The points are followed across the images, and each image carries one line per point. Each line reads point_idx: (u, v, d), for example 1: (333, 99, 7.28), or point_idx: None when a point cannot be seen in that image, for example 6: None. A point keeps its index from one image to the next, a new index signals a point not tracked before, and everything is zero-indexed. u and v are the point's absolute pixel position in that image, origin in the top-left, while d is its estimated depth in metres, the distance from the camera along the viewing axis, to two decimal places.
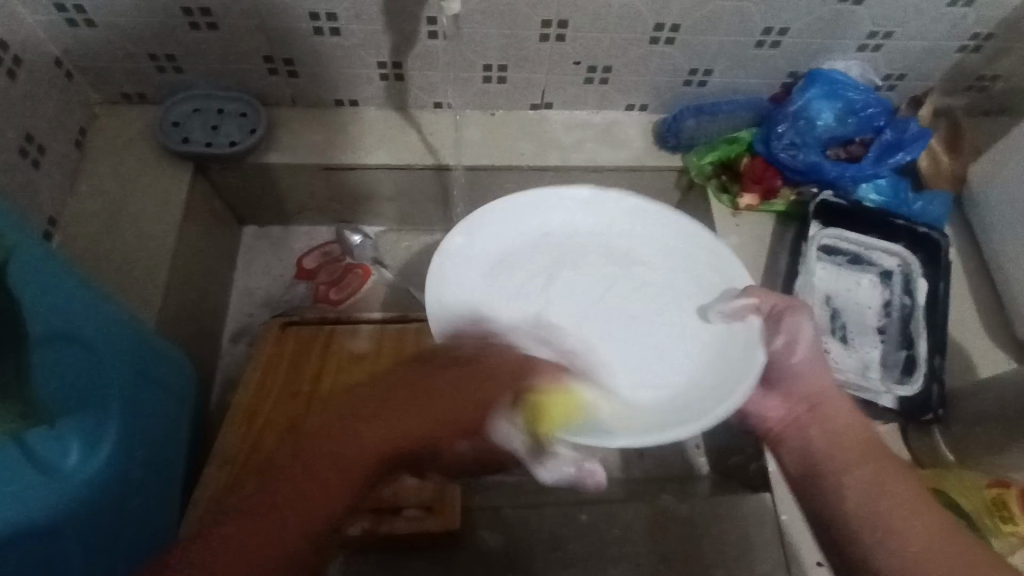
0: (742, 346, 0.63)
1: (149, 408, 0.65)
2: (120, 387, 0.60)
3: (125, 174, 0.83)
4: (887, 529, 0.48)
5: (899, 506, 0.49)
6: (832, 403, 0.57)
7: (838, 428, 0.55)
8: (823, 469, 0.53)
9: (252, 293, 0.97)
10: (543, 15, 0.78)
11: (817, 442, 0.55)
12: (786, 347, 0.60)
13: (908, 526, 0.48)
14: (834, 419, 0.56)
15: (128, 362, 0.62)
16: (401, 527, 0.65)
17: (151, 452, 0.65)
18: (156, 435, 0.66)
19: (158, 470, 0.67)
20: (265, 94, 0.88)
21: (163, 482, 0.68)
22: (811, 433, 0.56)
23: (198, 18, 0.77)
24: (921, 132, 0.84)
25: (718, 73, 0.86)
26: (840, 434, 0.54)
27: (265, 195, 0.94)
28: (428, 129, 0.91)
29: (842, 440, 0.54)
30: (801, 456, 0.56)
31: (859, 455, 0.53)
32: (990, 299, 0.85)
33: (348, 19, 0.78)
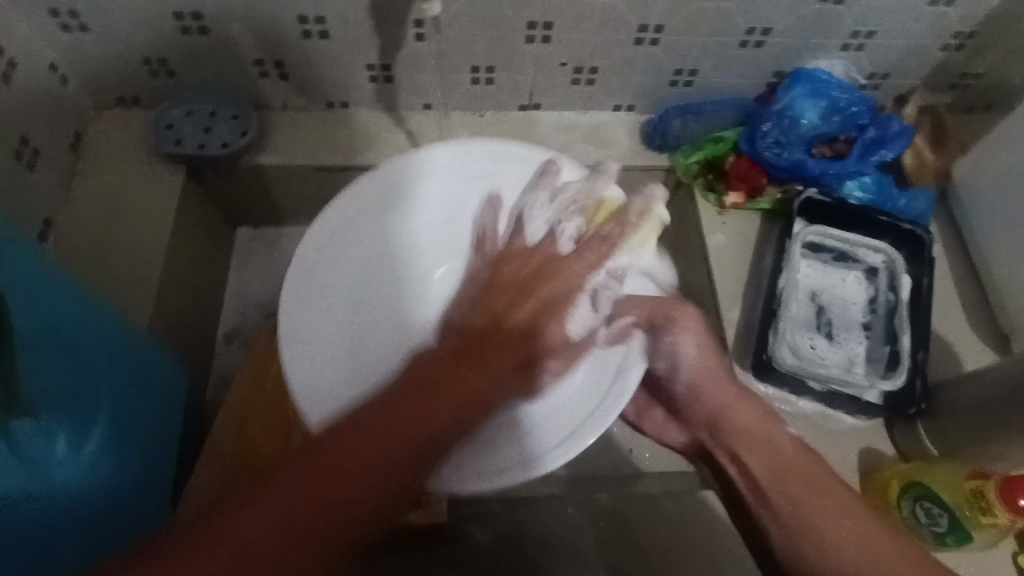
0: (613, 370, 0.63)
1: (139, 406, 0.66)
2: (108, 385, 0.61)
3: (119, 177, 0.85)
4: (794, 520, 0.54)
5: (818, 502, 0.53)
6: (728, 391, 0.62)
7: (739, 419, 0.61)
8: (750, 463, 0.58)
9: (246, 294, 0.98)
10: (529, 17, 0.79)
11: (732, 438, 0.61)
12: (676, 352, 0.63)
13: (813, 513, 0.53)
14: (735, 420, 0.61)
15: (117, 361, 0.63)
16: (403, 523, 0.67)
17: (141, 449, 0.66)
18: (146, 433, 0.67)
19: (149, 467, 0.68)
20: (257, 97, 0.90)
21: (154, 479, 0.69)
22: (729, 430, 0.61)
23: (189, 23, 0.79)
24: (902, 131, 0.86)
25: (703, 73, 0.87)
26: (761, 429, 0.59)
27: (258, 197, 0.95)
28: (418, 130, 0.92)
29: (769, 447, 0.58)
30: (729, 460, 0.61)
31: (764, 449, 0.58)
32: (975, 293, 0.86)
33: (336, 23, 0.79)
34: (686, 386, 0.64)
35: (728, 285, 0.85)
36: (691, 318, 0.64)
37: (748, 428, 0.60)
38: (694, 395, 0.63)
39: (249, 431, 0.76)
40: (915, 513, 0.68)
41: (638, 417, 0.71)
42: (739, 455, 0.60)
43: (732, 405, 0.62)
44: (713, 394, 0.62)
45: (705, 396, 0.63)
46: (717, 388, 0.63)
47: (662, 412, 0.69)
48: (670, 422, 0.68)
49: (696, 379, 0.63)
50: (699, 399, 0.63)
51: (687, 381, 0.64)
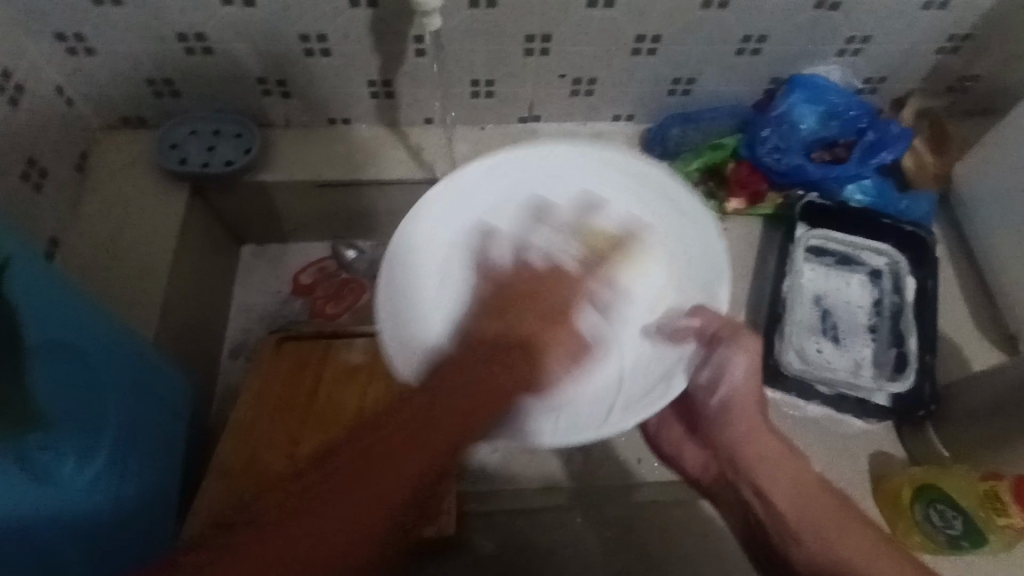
0: (658, 376, 0.63)
1: (145, 423, 0.66)
2: (115, 400, 0.61)
3: (124, 195, 0.86)
4: (802, 535, 0.57)
5: (840, 534, 0.56)
6: (759, 423, 0.64)
7: (765, 451, 0.62)
8: (757, 483, 0.62)
9: (251, 310, 0.99)
10: (527, 30, 0.80)
11: (747, 459, 0.63)
12: (727, 367, 0.64)
13: (818, 527, 0.57)
14: (757, 452, 0.63)
15: (122, 376, 0.63)
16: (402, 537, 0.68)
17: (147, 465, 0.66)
18: (152, 451, 0.67)
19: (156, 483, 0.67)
20: (260, 115, 0.91)
21: (160, 497, 0.68)
22: (743, 457, 0.63)
23: (193, 43, 0.80)
24: (901, 133, 0.86)
25: (701, 81, 0.88)
26: (773, 454, 0.62)
27: (263, 214, 0.96)
28: (420, 144, 0.93)
29: (797, 486, 0.60)
30: (753, 494, 0.62)
31: (784, 476, 0.61)
32: (981, 294, 0.85)
33: (337, 40, 0.80)
34: (723, 406, 0.65)
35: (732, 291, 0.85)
36: (750, 342, 0.64)
37: (771, 457, 0.62)
38: (726, 419, 0.65)
39: (255, 441, 0.76)
40: (928, 516, 0.68)
41: (657, 430, 0.75)
42: (756, 482, 0.62)
43: (757, 431, 0.64)
44: (743, 417, 0.64)
45: (739, 424, 0.64)
46: (748, 414, 0.64)
47: (683, 428, 0.72)
48: (690, 443, 0.72)
49: (734, 397, 0.65)
50: (727, 428, 0.65)
51: (726, 398, 0.65)
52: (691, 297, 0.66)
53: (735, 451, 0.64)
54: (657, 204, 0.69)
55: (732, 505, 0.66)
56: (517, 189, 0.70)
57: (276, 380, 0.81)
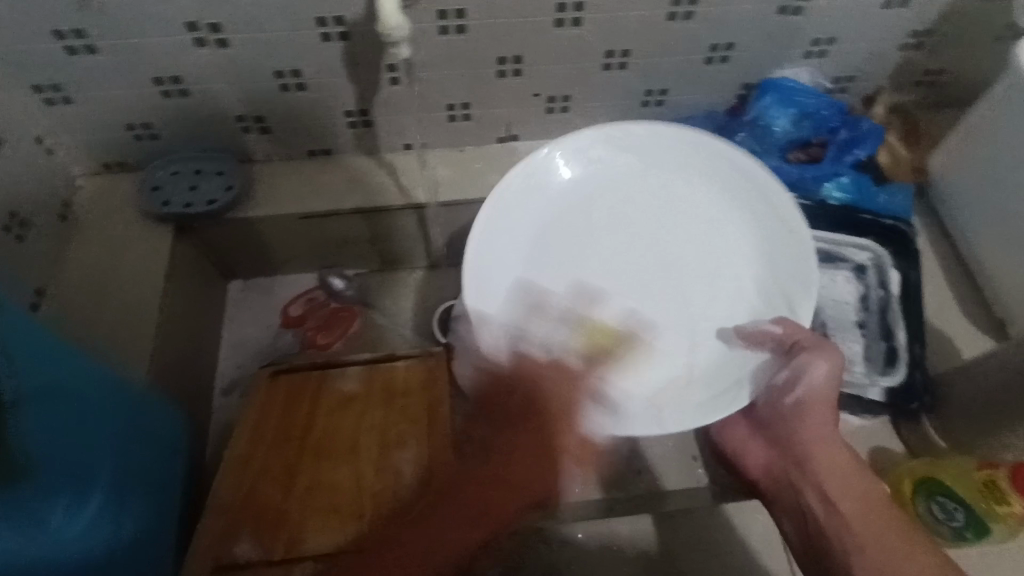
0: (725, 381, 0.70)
1: (138, 466, 0.66)
2: (106, 447, 0.61)
3: (108, 240, 0.86)
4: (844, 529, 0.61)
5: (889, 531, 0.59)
6: (822, 423, 0.67)
7: (826, 454, 0.66)
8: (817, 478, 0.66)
9: (242, 346, 0.98)
10: (499, 53, 0.81)
11: (808, 458, 0.67)
12: (802, 373, 0.67)
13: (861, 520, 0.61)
14: (822, 457, 0.66)
15: (111, 422, 0.62)
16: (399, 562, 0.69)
17: (142, 508, 0.65)
18: (146, 494, 0.66)
19: (152, 527, 0.67)
20: (241, 151, 0.91)
21: (156, 541, 0.67)
22: (805, 456, 0.67)
23: (169, 86, 0.81)
24: (874, 130, 0.87)
25: (674, 91, 0.89)
26: (830, 453, 0.66)
27: (249, 249, 0.96)
28: (401, 170, 0.93)
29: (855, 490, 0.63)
30: (817, 498, 0.65)
31: (841, 478, 0.64)
32: (965, 282, 0.86)
33: (312, 74, 0.81)
34: (796, 407, 0.68)
35: None
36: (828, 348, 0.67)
37: (830, 462, 0.66)
38: (798, 421, 0.68)
39: (251, 471, 0.73)
40: (930, 509, 0.67)
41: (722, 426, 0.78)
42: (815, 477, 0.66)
43: (819, 433, 0.67)
44: (808, 423, 0.67)
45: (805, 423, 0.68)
46: (821, 417, 0.68)
47: (746, 428, 0.76)
48: (753, 444, 0.74)
49: (809, 402, 0.67)
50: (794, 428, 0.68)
51: (800, 398, 0.68)
52: (772, 313, 0.73)
53: (801, 452, 0.68)
54: (767, 222, 0.75)
55: (791, 513, 0.67)
56: (607, 187, 0.77)
57: (269, 415, 0.81)
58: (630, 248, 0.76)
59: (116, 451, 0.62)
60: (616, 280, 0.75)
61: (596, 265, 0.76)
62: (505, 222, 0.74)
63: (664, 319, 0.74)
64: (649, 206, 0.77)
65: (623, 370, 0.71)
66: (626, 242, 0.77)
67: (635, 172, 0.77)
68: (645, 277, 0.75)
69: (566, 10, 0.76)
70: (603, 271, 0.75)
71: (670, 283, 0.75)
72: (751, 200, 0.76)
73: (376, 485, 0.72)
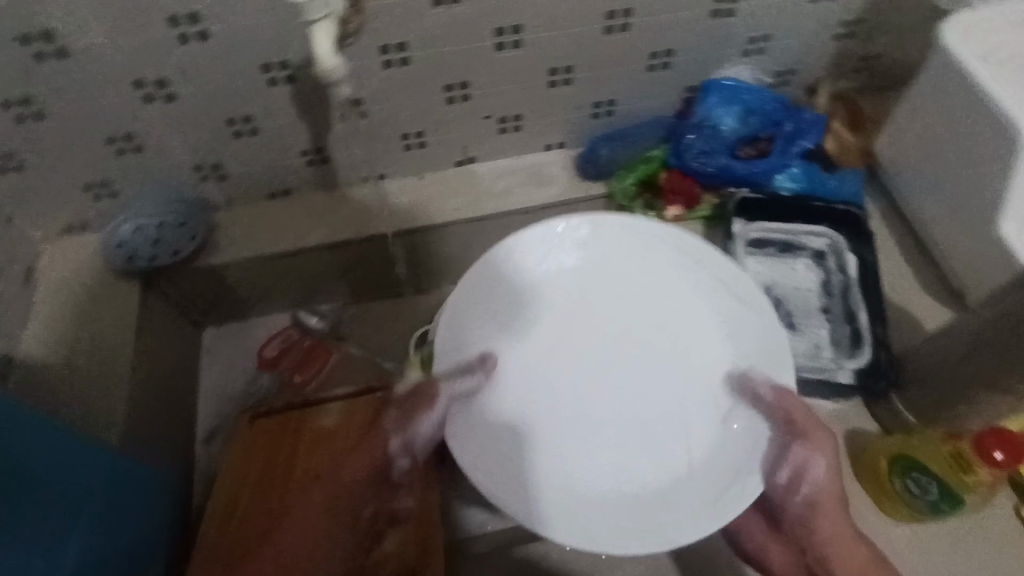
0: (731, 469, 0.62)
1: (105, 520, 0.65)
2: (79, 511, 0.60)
3: (75, 301, 0.85)
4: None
5: None
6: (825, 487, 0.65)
7: (851, 557, 0.64)
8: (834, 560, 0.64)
9: (221, 393, 0.98)
10: (445, 80, 0.83)
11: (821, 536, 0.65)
12: (805, 466, 0.64)
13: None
14: (849, 562, 0.64)
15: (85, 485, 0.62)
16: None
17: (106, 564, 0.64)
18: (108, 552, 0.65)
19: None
20: (201, 200, 0.92)
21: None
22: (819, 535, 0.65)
23: (122, 143, 0.81)
24: (815, 119, 0.90)
25: (621, 101, 0.91)
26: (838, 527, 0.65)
27: (219, 296, 0.97)
28: (363, 203, 0.94)
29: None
30: None
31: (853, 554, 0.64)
32: (921, 257, 0.88)
33: (264, 119, 0.82)
34: (811, 502, 0.65)
35: None
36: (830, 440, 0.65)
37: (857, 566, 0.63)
38: (819, 517, 0.65)
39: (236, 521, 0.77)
40: (907, 487, 0.70)
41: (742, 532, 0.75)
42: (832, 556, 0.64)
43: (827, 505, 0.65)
44: (830, 525, 0.65)
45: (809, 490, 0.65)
46: (833, 511, 0.65)
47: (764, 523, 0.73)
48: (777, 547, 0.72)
49: (819, 493, 0.64)
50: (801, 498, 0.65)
51: (809, 495, 0.64)
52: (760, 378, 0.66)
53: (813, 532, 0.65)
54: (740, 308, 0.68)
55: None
56: (581, 263, 0.69)
57: (254, 456, 0.82)
58: (602, 337, 0.68)
59: (91, 513, 0.62)
60: (595, 376, 0.66)
61: (566, 357, 0.67)
62: (465, 319, 0.66)
63: (655, 419, 0.65)
64: (623, 283, 0.69)
65: (609, 473, 0.63)
66: (597, 332, 0.68)
67: (599, 257, 0.70)
68: (626, 373, 0.66)
69: (505, 34, 0.78)
70: (575, 361, 0.67)
71: (653, 377, 0.66)
72: (718, 283, 0.69)
73: None
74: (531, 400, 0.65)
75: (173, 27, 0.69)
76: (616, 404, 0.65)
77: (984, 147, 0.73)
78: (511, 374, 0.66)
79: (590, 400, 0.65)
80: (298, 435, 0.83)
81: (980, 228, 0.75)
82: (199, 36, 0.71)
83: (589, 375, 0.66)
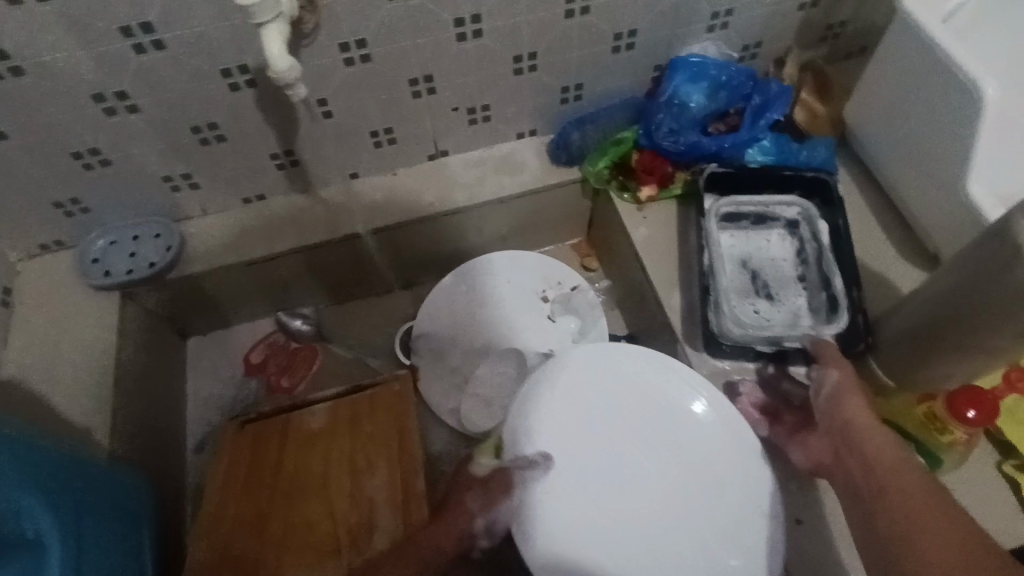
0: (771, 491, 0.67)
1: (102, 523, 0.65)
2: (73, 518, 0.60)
3: (53, 319, 0.86)
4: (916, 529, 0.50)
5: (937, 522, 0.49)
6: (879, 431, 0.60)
7: (881, 446, 0.58)
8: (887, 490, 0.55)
9: (208, 402, 0.98)
10: (409, 74, 0.82)
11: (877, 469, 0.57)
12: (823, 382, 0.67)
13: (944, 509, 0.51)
14: (872, 445, 0.59)
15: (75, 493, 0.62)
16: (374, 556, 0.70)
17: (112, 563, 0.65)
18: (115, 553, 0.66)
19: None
20: (175, 210, 0.92)
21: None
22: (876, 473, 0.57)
23: (88, 158, 0.81)
24: (782, 90, 0.90)
25: (589, 84, 0.91)
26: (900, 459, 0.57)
27: (200, 305, 0.97)
28: (336, 202, 0.94)
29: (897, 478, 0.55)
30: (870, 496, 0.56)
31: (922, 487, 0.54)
32: (895, 221, 0.88)
33: (229, 124, 0.82)
34: (831, 398, 0.66)
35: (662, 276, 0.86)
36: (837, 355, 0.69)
37: (885, 462, 0.57)
38: (833, 406, 0.65)
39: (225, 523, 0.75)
40: None
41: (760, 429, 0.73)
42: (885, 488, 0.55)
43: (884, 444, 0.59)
44: (849, 405, 0.64)
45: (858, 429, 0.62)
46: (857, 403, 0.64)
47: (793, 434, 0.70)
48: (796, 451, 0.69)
49: (831, 390, 0.66)
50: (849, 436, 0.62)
51: (829, 391, 0.66)
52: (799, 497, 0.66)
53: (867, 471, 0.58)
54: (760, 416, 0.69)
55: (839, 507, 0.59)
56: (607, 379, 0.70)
57: (237, 463, 0.81)
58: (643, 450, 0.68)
59: (85, 522, 0.62)
60: (646, 487, 0.66)
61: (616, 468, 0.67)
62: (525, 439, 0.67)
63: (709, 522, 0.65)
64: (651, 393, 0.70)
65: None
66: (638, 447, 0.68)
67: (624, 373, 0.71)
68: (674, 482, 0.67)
69: (464, 24, 0.77)
70: (625, 473, 0.67)
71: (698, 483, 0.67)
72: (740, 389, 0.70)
73: (349, 514, 0.74)
74: (593, 512, 0.65)
75: (127, 37, 0.69)
76: (669, 514, 0.65)
77: (947, 109, 0.73)
78: (568, 485, 0.66)
79: (645, 511, 0.65)
80: (282, 439, 0.84)
81: (947, 189, 0.75)
82: (155, 45, 0.70)
83: (639, 487, 0.66)
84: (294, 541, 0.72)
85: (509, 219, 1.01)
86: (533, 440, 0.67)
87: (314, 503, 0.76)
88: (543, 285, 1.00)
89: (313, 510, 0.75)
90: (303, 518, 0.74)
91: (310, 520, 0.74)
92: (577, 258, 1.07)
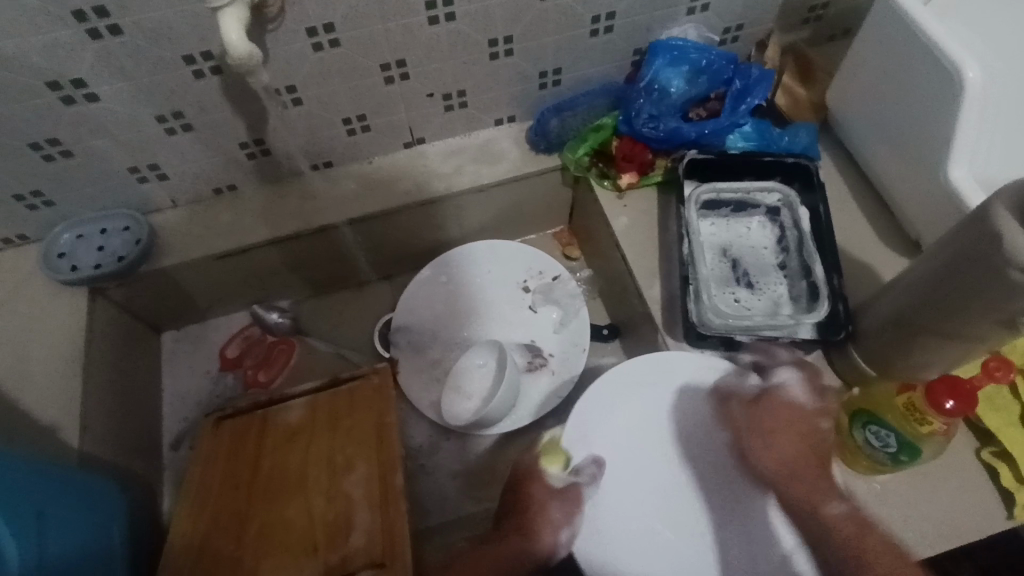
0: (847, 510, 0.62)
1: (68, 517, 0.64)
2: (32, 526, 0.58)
3: (19, 315, 0.83)
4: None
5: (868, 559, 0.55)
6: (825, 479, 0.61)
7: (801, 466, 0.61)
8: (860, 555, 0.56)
9: (183, 398, 0.96)
10: (381, 60, 0.80)
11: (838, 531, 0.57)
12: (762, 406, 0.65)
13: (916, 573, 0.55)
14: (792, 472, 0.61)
15: (34, 501, 0.60)
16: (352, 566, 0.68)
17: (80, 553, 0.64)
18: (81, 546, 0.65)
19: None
20: (143, 202, 0.89)
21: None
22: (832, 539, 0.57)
23: (49, 149, 0.78)
24: (762, 75, 0.88)
25: (568, 70, 0.89)
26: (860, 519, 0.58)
27: (173, 300, 0.95)
28: (310, 193, 0.92)
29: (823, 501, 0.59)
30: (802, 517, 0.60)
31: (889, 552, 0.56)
32: (878, 206, 0.88)
33: (195, 113, 0.79)
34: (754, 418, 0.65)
35: (642, 265, 0.85)
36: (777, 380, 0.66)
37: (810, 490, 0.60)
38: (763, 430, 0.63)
39: (203, 524, 0.74)
40: (867, 440, 0.68)
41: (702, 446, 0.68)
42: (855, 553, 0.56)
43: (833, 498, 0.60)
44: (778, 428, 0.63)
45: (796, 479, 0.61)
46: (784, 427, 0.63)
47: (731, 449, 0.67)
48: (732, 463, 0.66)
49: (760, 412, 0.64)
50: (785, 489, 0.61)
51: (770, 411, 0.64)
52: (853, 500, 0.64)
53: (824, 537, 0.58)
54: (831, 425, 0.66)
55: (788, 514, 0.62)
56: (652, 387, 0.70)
57: (214, 463, 0.81)
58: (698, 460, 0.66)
59: (45, 533, 0.59)
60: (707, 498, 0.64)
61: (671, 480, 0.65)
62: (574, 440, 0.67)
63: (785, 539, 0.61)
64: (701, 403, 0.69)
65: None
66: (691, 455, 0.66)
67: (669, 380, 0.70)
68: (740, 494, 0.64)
69: (436, 7, 0.75)
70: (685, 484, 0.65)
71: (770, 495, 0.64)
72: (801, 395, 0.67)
73: (326, 511, 0.73)
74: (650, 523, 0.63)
75: (81, 22, 0.65)
76: (734, 527, 0.63)
77: (931, 91, 0.72)
78: (624, 496, 0.64)
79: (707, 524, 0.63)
80: (259, 438, 0.83)
81: (929, 175, 0.74)
82: (112, 30, 0.67)
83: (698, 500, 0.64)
84: (270, 545, 0.71)
85: (488, 208, 0.99)
86: (585, 443, 0.66)
87: (294, 504, 0.74)
88: (523, 275, 0.99)
89: (291, 514, 0.73)
90: (281, 517, 0.73)
91: (289, 521, 0.73)
92: (559, 247, 1.06)
